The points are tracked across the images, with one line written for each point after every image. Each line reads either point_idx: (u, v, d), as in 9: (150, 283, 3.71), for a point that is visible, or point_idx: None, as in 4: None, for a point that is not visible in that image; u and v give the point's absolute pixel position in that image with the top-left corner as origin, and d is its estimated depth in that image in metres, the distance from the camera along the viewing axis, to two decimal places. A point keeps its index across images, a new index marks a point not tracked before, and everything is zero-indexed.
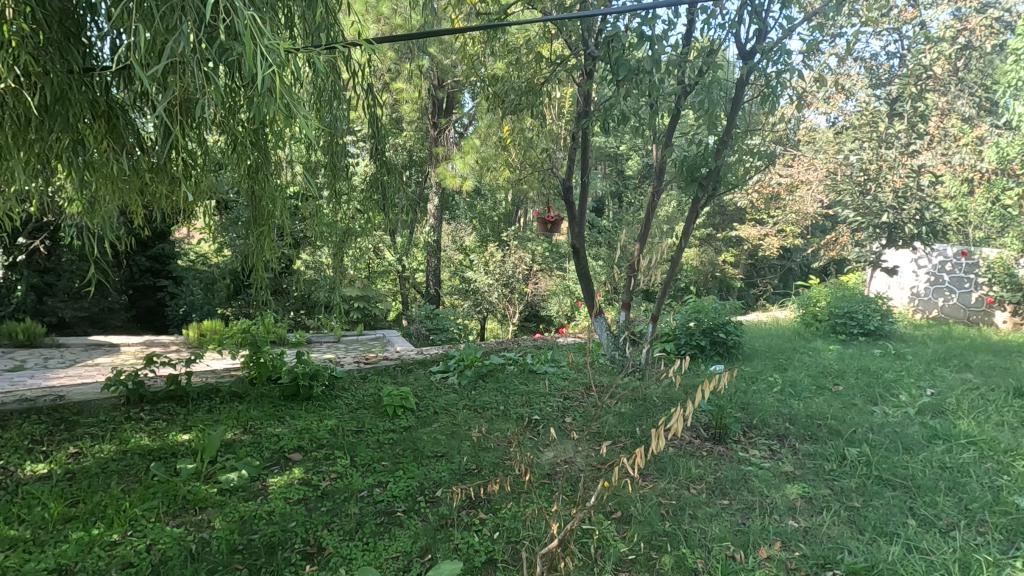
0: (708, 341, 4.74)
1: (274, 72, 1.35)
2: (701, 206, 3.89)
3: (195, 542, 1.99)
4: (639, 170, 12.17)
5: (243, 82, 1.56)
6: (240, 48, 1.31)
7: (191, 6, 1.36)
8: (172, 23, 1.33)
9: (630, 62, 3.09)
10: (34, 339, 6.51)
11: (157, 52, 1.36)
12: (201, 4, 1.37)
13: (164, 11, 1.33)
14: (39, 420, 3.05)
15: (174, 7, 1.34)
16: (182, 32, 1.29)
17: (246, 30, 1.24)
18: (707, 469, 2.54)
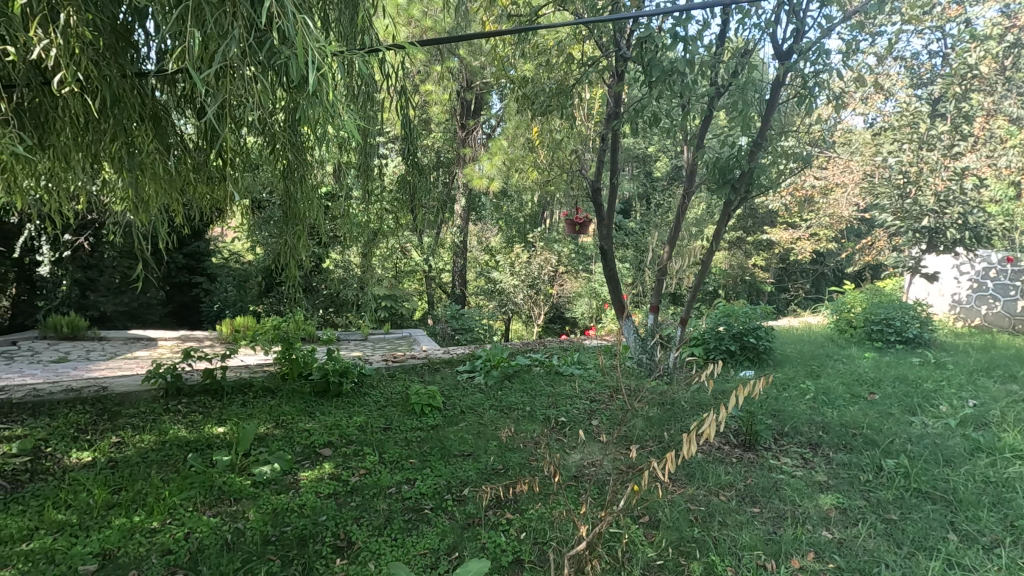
0: (738, 346, 4.66)
1: (320, 76, 1.39)
2: (733, 209, 3.83)
3: (230, 533, 2.04)
4: (667, 171, 12.05)
5: (287, 85, 1.60)
6: (287, 52, 1.35)
7: (242, 12, 1.40)
8: (224, 28, 1.38)
9: (663, 62, 3.05)
10: (78, 332, 6.80)
11: (209, 57, 1.40)
12: (252, 11, 1.42)
13: (217, 17, 1.38)
14: (84, 410, 3.18)
15: (226, 13, 1.38)
16: (233, 37, 1.34)
17: (294, 34, 1.28)
18: (737, 475, 2.51)
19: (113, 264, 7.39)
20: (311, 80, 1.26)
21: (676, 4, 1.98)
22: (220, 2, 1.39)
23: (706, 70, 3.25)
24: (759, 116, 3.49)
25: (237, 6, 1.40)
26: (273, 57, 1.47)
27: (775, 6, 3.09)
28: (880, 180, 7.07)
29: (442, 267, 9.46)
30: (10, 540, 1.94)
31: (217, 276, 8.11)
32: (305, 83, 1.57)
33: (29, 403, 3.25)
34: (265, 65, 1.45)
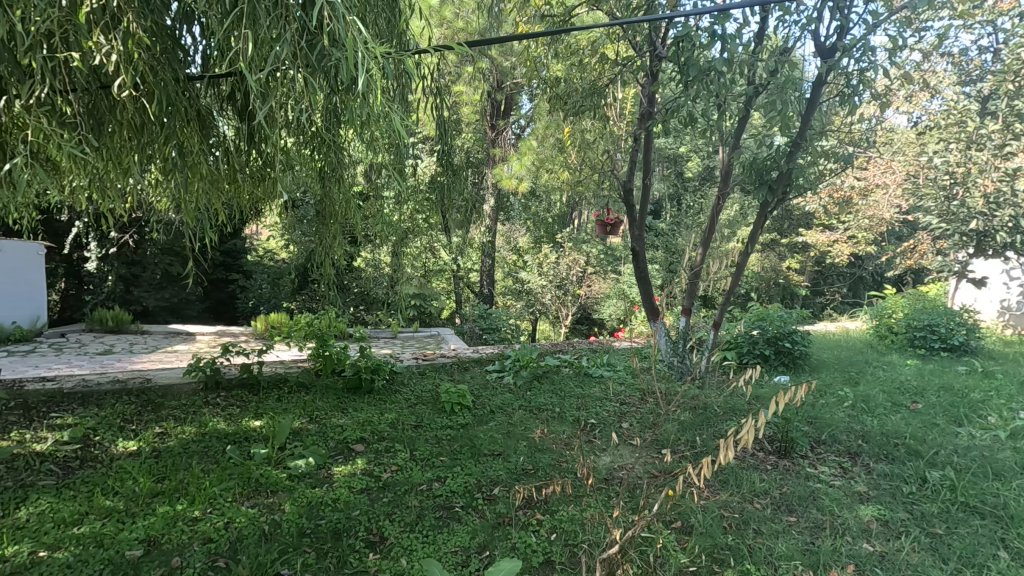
0: (773, 351, 4.55)
1: (366, 78, 1.41)
2: (770, 210, 3.74)
3: (267, 524, 2.09)
4: (699, 172, 11.86)
5: (332, 87, 1.64)
6: (337, 54, 1.38)
7: (295, 16, 1.45)
8: (278, 31, 1.43)
9: (700, 62, 3.00)
10: (122, 325, 7.09)
11: (262, 59, 1.44)
12: (304, 14, 1.46)
13: (271, 20, 1.42)
14: (129, 401, 3.31)
15: (279, 16, 1.42)
16: (286, 40, 1.39)
17: (345, 35, 1.30)
18: (772, 483, 2.45)
19: (156, 260, 7.81)
20: (359, 81, 1.28)
21: (717, 3, 1.95)
22: (275, 5, 1.43)
23: (743, 69, 3.18)
24: (799, 115, 3.41)
25: (289, 9, 1.44)
26: (322, 59, 1.50)
27: (817, 3, 3.01)
28: (924, 181, 6.81)
29: (470, 267, 9.52)
30: (62, 524, 2.03)
31: (252, 273, 8.32)
32: (350, 84, 1.61)
33: (79, 393, 3.41)
34: (314, 67, 1.49)
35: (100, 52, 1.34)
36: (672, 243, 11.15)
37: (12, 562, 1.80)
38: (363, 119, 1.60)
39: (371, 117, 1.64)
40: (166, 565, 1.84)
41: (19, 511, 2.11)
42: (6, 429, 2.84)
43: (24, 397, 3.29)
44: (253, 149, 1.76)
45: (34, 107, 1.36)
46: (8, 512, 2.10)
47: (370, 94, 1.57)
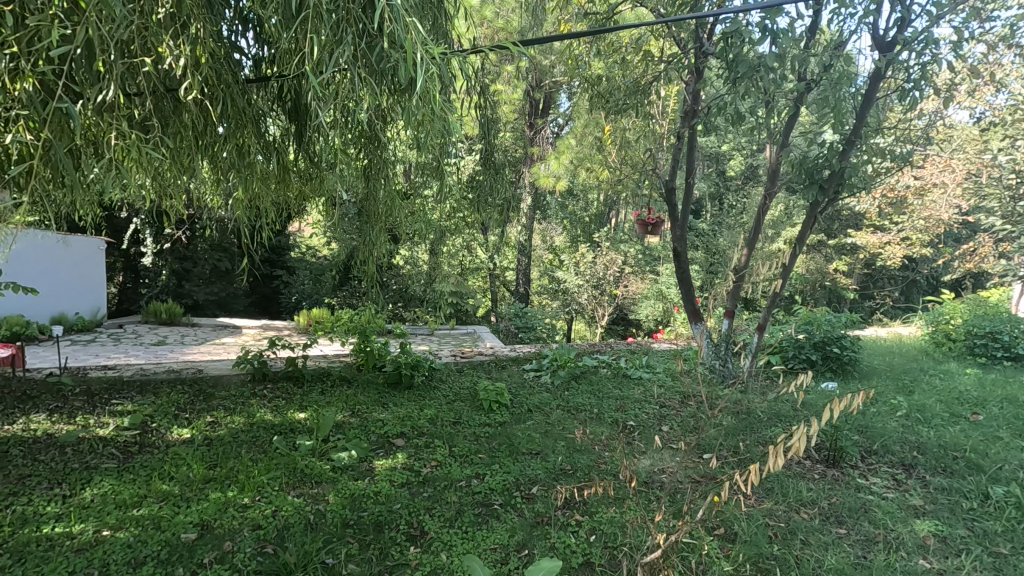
0: (819, 356, 4.40)
1: (422, 79, 1.43)
2: (820, 210, 3.61)
3: (312, 514, 2.15)
4: (742, 170, 11.58)
5: (388, 87, 1.67)
6: (395, 55, 1.41)
7: (355, 20, 1.49)
8: (340, 34, 1.47)
9: (750, 59, 2.92)
10: (174, 318, 7.43)
11: (325, 61, 1.49)
12: (364, 17, 1.50)
13: (334, 25, 1.46)
14: (183, 390, 3.47)
15: (341, 22, 1.47)
16: (347, 42, 1.43)
17: (403, 37, 1.33)
18: (820, 493, 2.37)
19: (206, 256, 8.18)
20: (419, 82, 1.31)
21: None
22: (336, 10, 1.48)
23: (795, 65, 3.08)
24: (854, 111, 3.28)
25: (350, 13, 1.48)
26: (381, 60, 1.54)
27: None
28: (986, 180, 6.45)
29: (506, 265, 9.54)
30: (124, 504, 2.14)
31: (295, 270, 8.57)
32: (406, 85, 1.64)
33: (138, 382, 3.60)
34: (373, 68, 1.53)
35: (170, 59, 1.42)
36: (712, 243, 10.93)
37: (79, 539, 1.91)
38: (416, 119, 1.63)
39: (423, 118, 1.66)
40: (218, 549, 1.91)
41: (84, 492, 2.23)
42: (72, 413, 3.02)
43: (88, 384, 3.50)
44: (308, 148, 1.82)
45: (111, 112, 1.42)
46: (74, 492, 2.22)
47: (423, 96, 1.60)
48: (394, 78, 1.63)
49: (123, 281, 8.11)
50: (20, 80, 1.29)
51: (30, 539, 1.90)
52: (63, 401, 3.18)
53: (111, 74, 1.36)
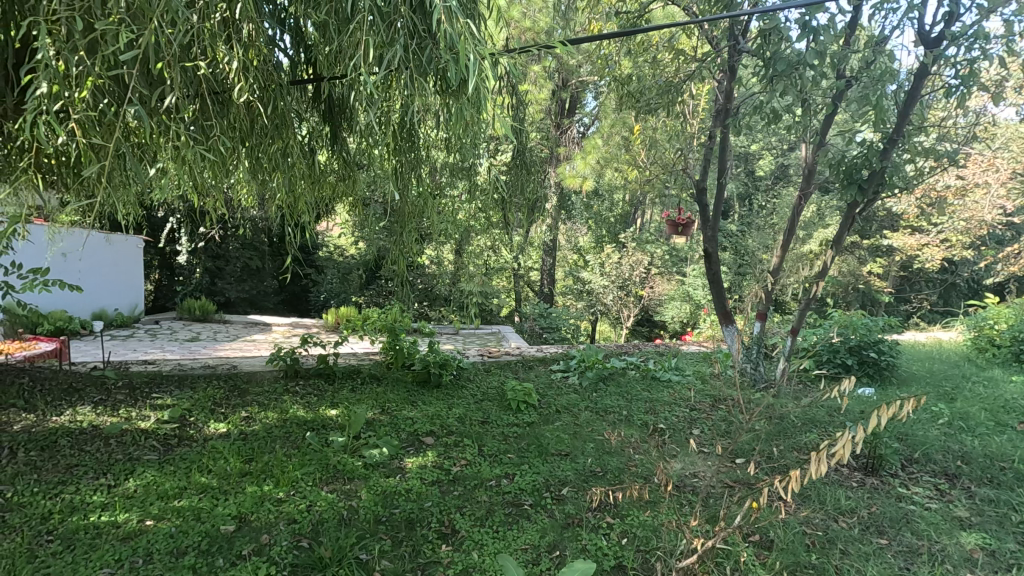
0: (855, 361, 4.29)
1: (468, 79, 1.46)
2: (859, 212, 3.52)
3: (346, 509, 2.18)
4: (771, 170, 11.36)
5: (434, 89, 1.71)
6: (446, 56, 1.45)
7: (407, 22, 1.53)
8: (392, 37, 1.51)
9: (789, 57, 2.85)
10: (207, 314, 7.64)
11: (377, 64, 1.53)
12: (415, 20, 1.55)
13: (389, 29, 1.51)
14: (219, 385, 3.56)
15: (395, 25, 1.52)
16: (400, 44, 1.47)
17: (456, 37, 1.36)
18: (860, 501, 2.31)
19: (238, 254, 8.40)
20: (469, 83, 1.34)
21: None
22: (387, 13, 1.53)
23: (834, 62, 3.00)
24: (896, 110, 3.18)
25: (402, 16, 1.52)
26: (430, 62, 1.58)
27: None
28: None
29: (531, 266, 9.54)
30: (165, 496, 2.21)
31: (323, 268, 8.69)
32: (450, 86, 1.66)
33: (176, 377, 3.71)
34: (423, 69, 1.56)
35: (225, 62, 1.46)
36: (741, 244, 10.74)
37: (123, 528, 1.98)
38: (459, 119, 1.66)
39: (465, 118, 1.68)
40: (256, 541, 1.95)
41: (128, 482, 2.30)
42: (115, 406, 3.12)
43: (130, 378, 3.62)
44: (352, 147, 1.86)
45: (171, 114, 1.47)
46: (119, 482, 2.30)
47: (466, 95, 1.62)
48: (441, 80, 1.65)
49: (159, 278, 8.37)
50: (88, 83, 1.35)
51: (78, 526, 1.97)
52: (107, 394, 3.30)
53: (169, 77, 1.41)
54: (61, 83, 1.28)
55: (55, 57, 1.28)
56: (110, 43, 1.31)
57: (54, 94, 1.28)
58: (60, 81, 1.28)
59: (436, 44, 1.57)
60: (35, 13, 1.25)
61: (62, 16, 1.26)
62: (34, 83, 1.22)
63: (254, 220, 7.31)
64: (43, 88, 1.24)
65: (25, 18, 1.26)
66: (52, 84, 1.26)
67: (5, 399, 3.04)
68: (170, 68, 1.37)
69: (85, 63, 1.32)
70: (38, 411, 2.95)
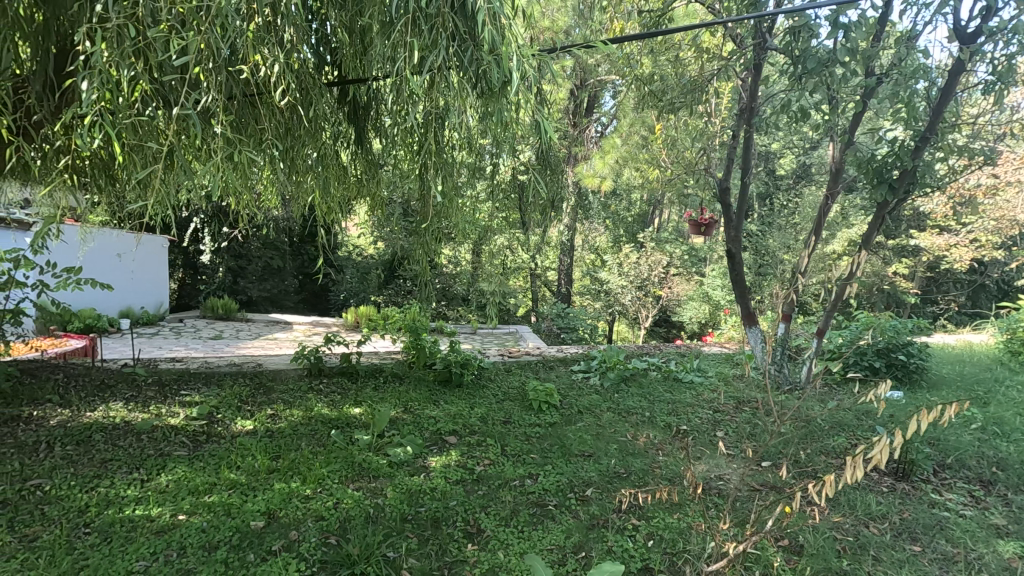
0: (883, 363, 4.21)
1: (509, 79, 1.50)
2: (890, 211, 3.45)
3: (372, 507, 2.20)
4: (792, 169, 11.21)
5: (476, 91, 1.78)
6: (492, 58, 1.53)
7: (449, 26, 1.60)
8: (437, 40, 1.59)
9: (820, 53, 2.78)
10: (230, 313, 7.77)
11: (419, 66, 1.60)
12: (459, 23, 1.62)
13: (434, 33, 1.59)
14: (245, 383, 3.62)
15: (439, 29, 1.59)
16: (444, 47, 1.55)
17: (499, 39, 1.43)
18: (891, 507, 2.27)
19: (259, 254, 8.52)
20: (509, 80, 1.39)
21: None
22: (430, 17, 1.59)
23: (864, 60, 2.93)
24: (929, 107, 3.10)
25: (447, 20, 1.59)
26: (472, 62, 1.65)
27: None
28: None
29: (548, 266, 9.53)
30: (197, 491, 2.25)
31: (342, 267, 8.76)
32: (486, 87, 1.71)
33: (203, 374, 3.78)
34: (467, 69, 1.64)
35: (266, 66, 1.47)
36: (762, 244, 10.60)
37: (158, 522, 2.02)
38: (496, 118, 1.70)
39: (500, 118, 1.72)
40: (286, 537, 1.98)
41: (160, 477, 2.36)
42: (145, 403, 3.20)
43: (159, 374, 3.70)
44: (385, 146, 1.91)
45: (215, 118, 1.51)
46: (151, 477, 2.35)
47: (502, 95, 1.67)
48: (479, 80, 1.70)
49: (183, 278, 8.54)
50: (135, 88, 1.37)
51: (113, 519, 2.01)
52: (137, 391, 3.37)
53: (210, 81, 1.42)
54: (110, 86, 1.30)
55: (107, 61, 1.31)
56: (158, 48, 1.33)
57: (104, 97, 1.31)
58: (110, 85, 1.30)
59: (477, 46, 1.65)
60: (89, 21, 1.28)
61: (114, 23, 1.30)
62: (85, 87, 1.24)
63: (276, 222, 7.40)
64: (94, 92, 1.26)
65: (79, 25, 1.30)
66: (102, 87, 1.29)
67: (42, 395, 3.13)
68: (213, 72, 1.39)
69: (133, 68, 1.35)
70: (73, 406, 3.04)
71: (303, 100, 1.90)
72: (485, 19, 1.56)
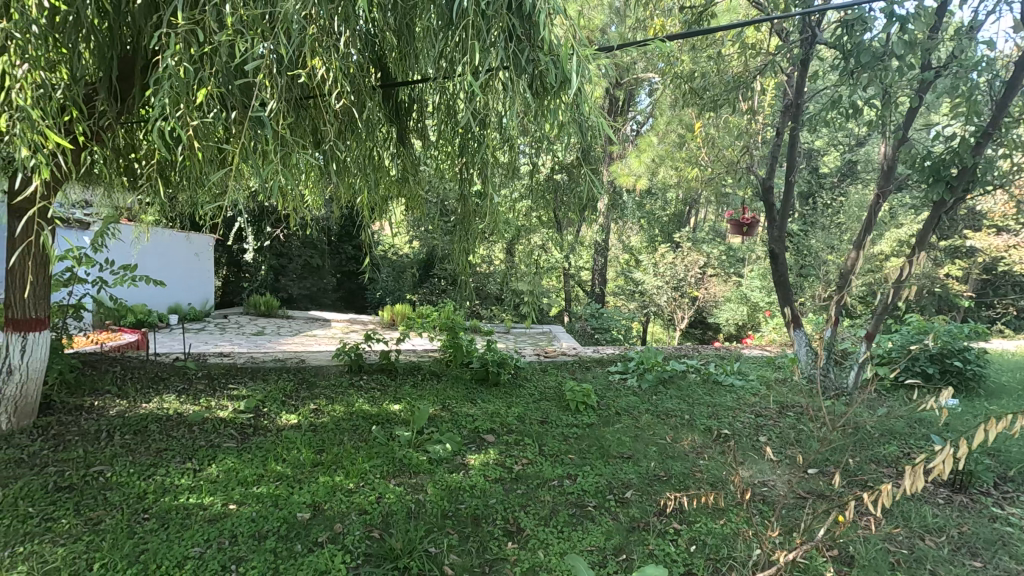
0: (937, 369, 4.03)
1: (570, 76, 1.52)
2: (947, 210, 3.29)
3: (413, 503, 2.23)
4: (837, 167, 10.87)
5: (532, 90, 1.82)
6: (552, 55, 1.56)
7: (506, 27, 1.63)
8: (495, 41, 1.62)
9: (874, 47, 2.69)
10: (272, 310, 8.01)
11: (476, 68, 1.63)
12: (515, 24, 1.65)
13: (491, 34, 1.62)
14: (290, 378, 3.73)
15: (495, 30, 1.62)
16: (503, 49, 1.59)
17: (557, 39, 1.48)
18: (949, 520, 2.17)
19: (300, 252, 8.77)
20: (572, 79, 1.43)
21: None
22: (490, 18, 1.63)
23: (921, 52, 2.81)
24: (992, 101, 2.95)
25: (505, 22, 1.63)
26: (527, 63, 1.68)
27: None
28: None
29: (582, 265, 9.48)
30: (246, 481, 2.33)
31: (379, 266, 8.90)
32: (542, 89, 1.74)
33: (249, 369, 3.90)
34: (523, 69, 1.68)
35: (323, 70, 1.52)
36: (803, 244, 10.30)
37: (210, 510, 2.10)
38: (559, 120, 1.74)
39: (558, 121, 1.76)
40: (330, 529, 2.03)
41: (211, 467, 2.45)
42: (197, 395, 3.33)
43: (208, 369, 3.85)
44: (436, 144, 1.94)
45: (276, 121, 1.57)
46: (203, 467, 2.44)
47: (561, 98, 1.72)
48: (533, 81, 1.76)
49: (227, 275, 8.83)
50: (203, 93, 1.44)
51: (170, 506, 2.11)
52: (189, 384, 3.51)
53: (271, 85, 1.48)
54: (180, 91, 1.37)
55: (178, 67, 1.37)
56: (223, 53, 1.40)
57: (174, 102, 1.38)
58: (179, 90, 1.37)
59: (533, 46, 1.69)
60: (162, 30, 1.35)
61: (184, 31, 1.37)
62: (159, 93, 1.31)
63: (317, 221, 7.60)
64: (166, 97, 1.33)
65: (153, 34, 1.37)
66: (172, 93, 1.36)
67: (102, 385, 3.29)
68: (274, 76, 1.45)
69: (198, 73, 1.41)
70: (129, 398, 3.18)
71: (356, 102, 1.95)
72: (545, 19, 1.60)
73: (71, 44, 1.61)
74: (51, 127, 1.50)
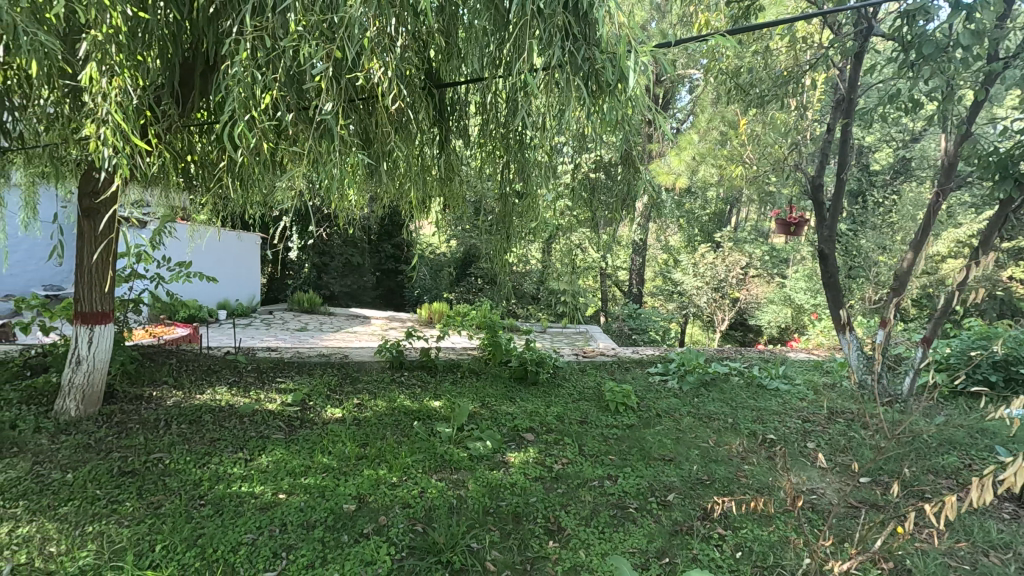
0: (1001, 377, 3.82)
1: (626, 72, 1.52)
2: (1016, 207, 3.12)
3: (455, 498, 2.26)
4: (890, 164, 10.37)
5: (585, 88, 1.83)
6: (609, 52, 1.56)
7: (563, 26, 1.64)
8: (551, 40, 1.63)
9: (937, 37, 2.57)
10: (315, 307, 8.24)
11: (530, 68, 1.65)
12: (571, 23, 1.66)
13: (547, 34, 1.64)
14: (333, 373, 3.83)
15: (551, 29, 1.63)
16: (558, 48, 1.60)
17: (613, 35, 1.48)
18: (1015, 536, 2.06)
19: (341, 250, 9.01)
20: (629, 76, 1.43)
21: None
22: (546, 18, 1.64)
23: (989, 42, 2.67)
24: None
25: (563, 21, 1.64)
26: (582, 61, 1.68)
27: None
28: None
29: (619, 265, 9.39)
30: (293, 472, 2.41)
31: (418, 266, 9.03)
32: (596, 86, 1.74)
33: (294, 364, 4.02)
34: (578, 67, 1.69)
35: (380, 73, 1.56)
36: (852, 244, 9.90)
37: (261, 499, 2.18)
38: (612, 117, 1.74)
39: (609, 117, 1.76)
40: (375, 521, 2.08)
41: (261, 457, 2.54)
42: (247, 388, 3.46)
43: (256, 363, 3.99)
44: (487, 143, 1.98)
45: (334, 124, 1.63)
46: (253, 457, 2.53)
47: (613, 94, 1.71)
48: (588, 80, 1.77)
49: (273, 272, 9.12)
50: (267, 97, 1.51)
51: (224, 494, 2.20)
52: (239, 377, 3.65)
53: (330, 88, 1.53)
54: (247, 96, 1.44)
55: (245, 73, 1.44)
56: (287, 58, 1.46)
57: (241, 107, 1.45)
58: (246, 95, 1.44)
59: (588, 45, 1.71)
60: (231, 38, 1.43)
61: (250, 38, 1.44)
62: (229, 99, 1.38)
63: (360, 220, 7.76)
64: (235, 102, 1.40)
65: (223, 42, 1.45)
66: (240, 98, 1.43)
67: (160, 376, 3.46)
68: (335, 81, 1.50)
69: (264, 78, 1.48)
70: (185, 389, 3.33)
71: (407, 104, 2.00)
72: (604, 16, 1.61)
73: (142, 51, 1.71)
74: (125, 130, 1.59)
